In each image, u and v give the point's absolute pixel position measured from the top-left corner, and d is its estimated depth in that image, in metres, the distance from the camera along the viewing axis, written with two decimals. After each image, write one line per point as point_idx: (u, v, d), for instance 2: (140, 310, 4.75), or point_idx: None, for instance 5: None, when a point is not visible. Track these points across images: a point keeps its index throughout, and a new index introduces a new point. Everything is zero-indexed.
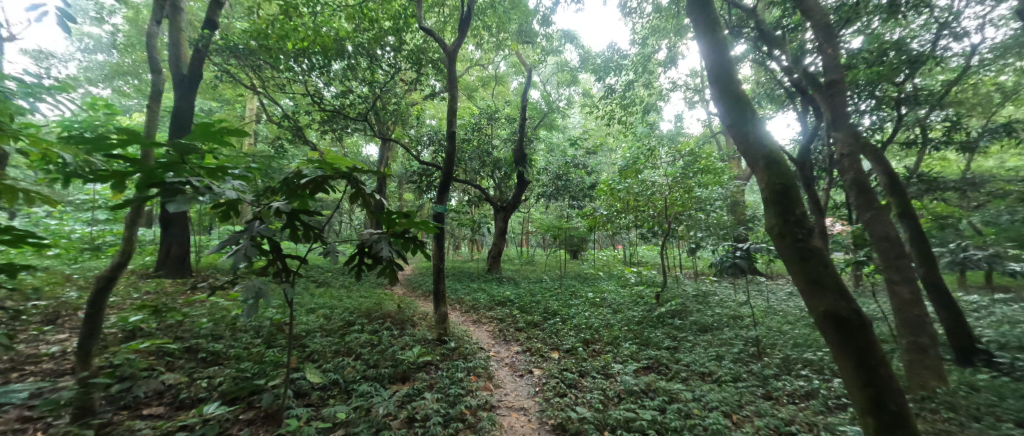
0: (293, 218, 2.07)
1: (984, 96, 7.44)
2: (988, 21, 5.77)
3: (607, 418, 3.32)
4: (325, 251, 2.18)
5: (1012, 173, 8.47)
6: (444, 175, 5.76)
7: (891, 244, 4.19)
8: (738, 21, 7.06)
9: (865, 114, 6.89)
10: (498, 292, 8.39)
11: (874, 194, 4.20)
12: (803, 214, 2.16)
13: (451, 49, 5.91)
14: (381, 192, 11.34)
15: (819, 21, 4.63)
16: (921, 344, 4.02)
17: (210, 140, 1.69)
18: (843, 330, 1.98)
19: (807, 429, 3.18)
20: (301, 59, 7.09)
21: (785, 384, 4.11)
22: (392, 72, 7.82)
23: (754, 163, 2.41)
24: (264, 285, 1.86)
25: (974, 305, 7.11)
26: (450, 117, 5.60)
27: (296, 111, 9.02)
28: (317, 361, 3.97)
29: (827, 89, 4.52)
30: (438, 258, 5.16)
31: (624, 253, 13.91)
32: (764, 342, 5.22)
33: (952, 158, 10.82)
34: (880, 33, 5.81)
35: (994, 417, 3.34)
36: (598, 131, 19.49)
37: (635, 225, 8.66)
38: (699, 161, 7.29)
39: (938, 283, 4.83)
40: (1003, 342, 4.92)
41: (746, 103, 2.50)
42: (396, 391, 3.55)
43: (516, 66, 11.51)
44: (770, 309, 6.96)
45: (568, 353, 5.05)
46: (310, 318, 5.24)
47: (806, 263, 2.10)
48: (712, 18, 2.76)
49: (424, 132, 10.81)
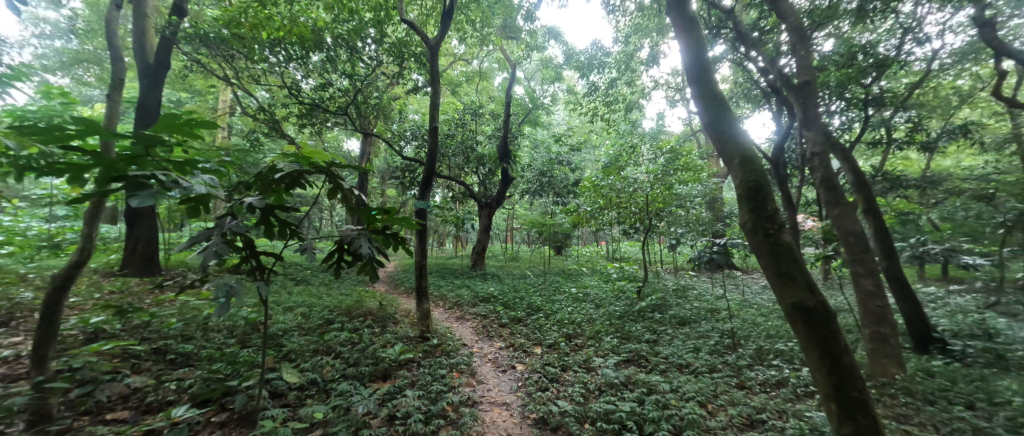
0: (268, 214, 2.01)
1: (942, 99, 7.86)
2: (948, 28, 6.08)
3: (588, 411, 3.38)
4: (302, 248, 2.11)
5: (966, 172, 9.00)
6: (427, 171, 5.69)
7: (856, 239, 4.42)
8: (717, 22, 7.24)
9: (835, 114, 7.19)
10: (482, 288, 8.38)
11: (842, 192, 4.42)
12: (774, 210, 2.24)
13: (434, 43, 5.80)
14: (362, 188, 11.14)
15: (793, 23, 4.75)
16: (882, 334, 4.23)
17: (178, 134, 1.61)
18: (809, 322, 2.06)
19: (777, 417, 3.32)
20: (276, 49, 6.91)
21: (757, 373, 4.27)
22: (374, 65, 7.64)
23: (730, 161, 2.47)
24: (236, 284, 1.78)
25: (930, 296, 7.57)
26: (434, 112, 5.51)
27: (272, 104, 8.74)
28: (294, 361, 3.88)
29: (800, 89, 4.66)
30: (420, 254, 5.11)
31: (608, 249, 14.12)
32: (739, 334, 5.40)
33: (914, 158, 11.39)
34: (850, 36, 6.02)
35: (947, 401, 3.57)
36: (582, 128, 19.61)
37: (617, 221, 8.78)
38: (680, 158, 7.44)
39: (900, 276, 5.07)
40: (956, 330, 5.26)
41: (722, 102, 2.55)
42: (377, 389, 3.52)
43: (500, 62, 11.44)
44: (745, 302, 7.20)
45: (550, 348, 5.10)
46: (288, 317, 5.12)
47: (777, 257, 2.17)
48: (691, 17, 2.79)
49: (407, 127, 10.61)
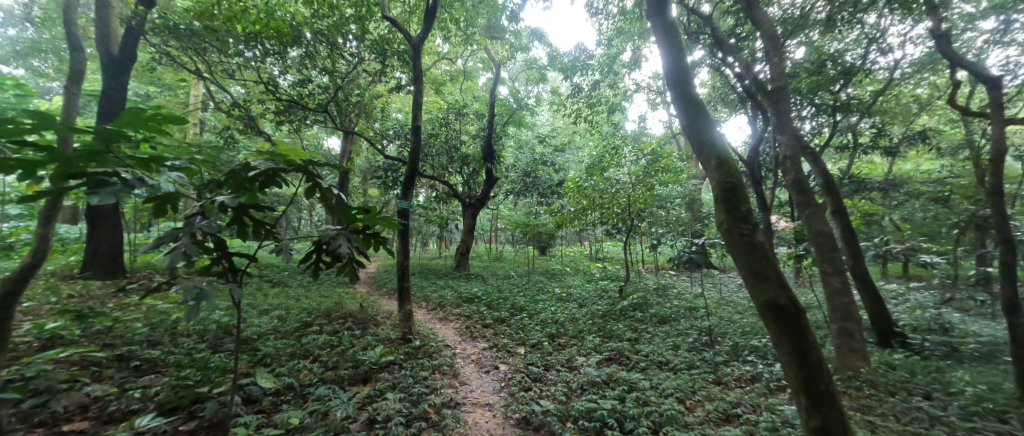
0: (242, 213, 1.94)
1: (903, 106, 8.30)
2: (908, 40, 6.42)
3: (570, 410, 3.40)
4: (278, 248, 2.05)
5: (925, 175, 9.53)
6: (409, 171, 5.61)
7: (825, 239, 4.62)
8: (696, 28, 7.42)
9: (807, 119, 7.46)
10: (466, 289, 8.33)
11: (812, 194, 4.61)
12: (749, 210, 2.31)
13: (417, 40, 5.73)
14: (343, 187, 10.91)
15: (767, 31, 4.92)
16: (849, 329, 4.42)
17: (147, 132, 1.55)
18: (781, 318, 2.13)
19: (751, 410, 3.43)
20: (252, 43, 6.69)
21: (732, 369, 4.41)
22: (355, 62, 7.47)
23: (706, 163, 2.54)
24: (206, 286, 1.69)
25: (892, 293, 7.98)
26: (417, 111, 5.43)
27: (248, 99, 8.45)
28: (269, 365, 3.76)
29: (773, 94, 4.82)
30: (402, 255, 5.04)
31: (591, 250, 14.28)
32: (717, 331, 5.55)
33: (878, 162, 11.98)
34: (820, 45, 6.29)
35: (907, 392, 3.77)
36: (566, 129, 19.76)
37: (600, 221, 8.89)
38: (661, 160, 7.61)
39: (865, 274, 5.30)
40: (915, 325, 5.55)
41: (700, 106, 2.61)
42: (357, 393, 3.45)
43: (484, 62, 11.40)
44: (722, 301, 7.41)
45: (533, 348, 5.11)
46: (263, 320, 4.96)
47: (751, 256, 2.24)
48: (670, 23, 2.84)
49: (390, 126, 10.43)
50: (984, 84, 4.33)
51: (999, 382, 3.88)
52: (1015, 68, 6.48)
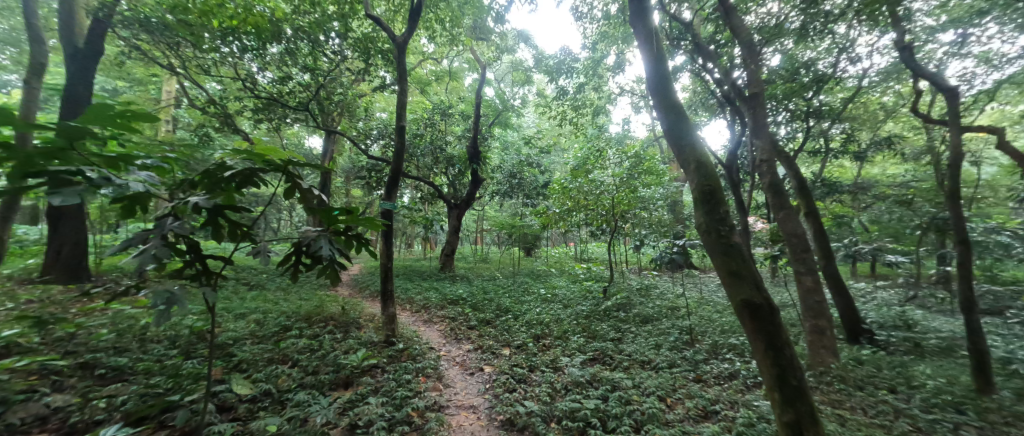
0: (217, 214, 1.87)
1: (871, 113, 8.69)
2: (876, 50, 6.73)
3: (554, 411, 3.42)
4: (255, 250, 1.99)
5: (892, 179, 10.00)
6: (393, 171, 5.54)
7: (798, 240, 4.79)
8: (677, 34, 7.60)
9: (782, 124, 7.72)
10: (450, 291, 8.28)
11: (786, 196, 4.78)
12: (726, 213, 2.38)
13: (402, 40, 5.66)
14: (325, 188, 10.69)
15: (744, 39, 5.08)
16: (820, 327, 4.59)
17: (115, 130, 1.48)
18: (757, 316, 2.20)
19: (729, 407, 3.52)
20: (229, 39, 6.49)
21: (712, 367, 4.52)
22: (338, 60, 7.32)
23: (686, 166, 2.60)
24: (177, 290, 1.62)
25: (861, 291, 8.34)
26: (401, 111, 5.36)
27: (224, 96, 8.18)
28: (246, 371, 3.64)
29: (750, 100, 4.97)
30: (385, 256, 4.97)
31: (576, 251, 14.39)
32: (697, 330, 5.67)
33: (848, 166, 12.50)
34: (794, 53, 6.53)
35: (874, 386, 3.95)
36: (552, 131, 19.88)
37: (585, 223, 8.97)
38: (643, 163, 7.76)
39: (836, 274, 5.50)
40: (882, 322, 5.81)
41: (681, 111, 2.67)
42: (338, 398, 3.38)
43: (470, 63, 11.36)
44: (703, 300, 7.58)
45: (518, 349, 5.11)
46: (239, 325, 4.80)
47: (728, 257, 2.30)
48: (652, 30, 2.90)
49: (373, 126, 10.27)
50: (942, 94, 4.58)
51: (957, 375, 4.10)
52: (971, 79, 6.89)
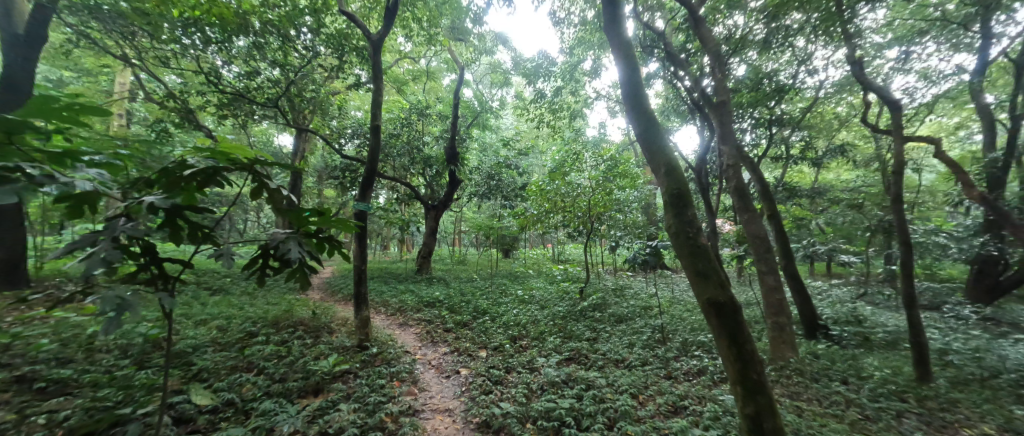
0: (176, 215, 1.77)
1: (827, 122, 9.28)
2: (831, 64, 7.19)
3: (530, 411, 3.44)
4: (217, 253, 1.90)
5: (845, 184, 10.68)
6: (367, 171, 5.42)
7: (761, 241, 5.04)
8: (650, 42, 7.84)
9: (747, 131, 8.09)
10: (427, 293, 8.17)
11: (750, 200, 5.02)
12: (694, 215, 2.47)
13: (378, 37, 5.55)
14: (295, 188, 10.32)
15: (713, 49, 5.30)
16: (781, 324, 4.84)
17: (61, 124, 1.39)
18: (721, 315, 2.29)
19: (697, 402, 3.66)
20: (190, 30, 6.17)
21: (682, 364, 4.67)
22: (310, 56, 7.08)
23: (657, 170, 2.68)
24: (130, 296, 1.51)
25: (818, 289, 8.86)
26: (376, 111, 5.25)
27: (185, 90, 7.75)
28: (206, 380, 3.46)
29: (718, 107, 5.18)
30: (359, 259, 4.85)
31: (553, 252, 14.54)
32: (668, 329, 5.86)
33: (807, 171, 13.26)
34: (759, 64, 6.87)
35: (828, 378, 4.21)
36: (530, 134, 20.01)
37: (562, 225, 9.08)
38: (619, 166, 7.96)
39: (797, 273, 5.80)
40: (837, 318, 6.20)
41: (653, 117, 2.75)
42: (307, 405, 3.27)
43: (447, 63, 11.26)
44: (674, 300, 7.83)
45: (495, 351, 5.10)
46: (200, 332, 4.56)
47: (696, 257, 2.39)
48: (625, 38, 2.97)
49: (347, 125, 9.99)
50: (889, 106, 4.93)
51: (901, 366, 4.43)
52: (913, 93, 7.47)
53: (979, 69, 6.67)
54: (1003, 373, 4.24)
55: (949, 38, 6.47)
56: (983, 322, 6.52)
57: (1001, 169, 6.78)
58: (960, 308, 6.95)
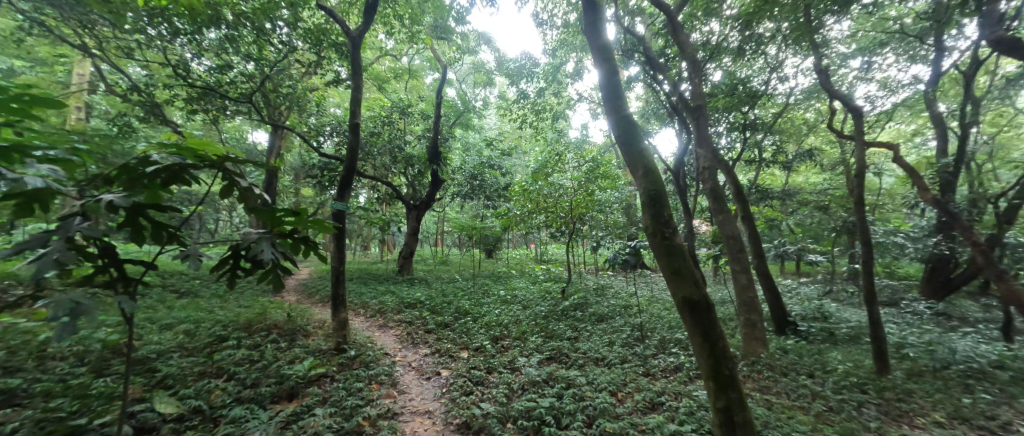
0: (138, 213, 1.68)
1: (797, 127, 9.68)
2: (800, 71, 7.51)
3: (510, 411, 3.44)
4: (183, 254, 1.81)
5: (814, 187, 11.17)
6: (346, 170, 5.30)
7: (734, 241, 5.21)
8: (631, 46, 8.00)
9: (722, 134, 8.35)
10: (408, 294, 8.06)
11: (724, 201, 5.19)
12: (669, 216, 2.53)
13: (358, 34, 5.44)
14: (270, 186, 9.98)
15: (690, 55, 5.45)
16: (753, 321, 5.01)
17: (10, 116, 1.31)
18: (695, 313, 2.36)
19: (674, 398, 3.74)
20: (157, 20, 5.87)
21: (660, 361, 4.78)
22: (286, 51, 6.84)
23: (635, 172, 2.72)
24: (87, 299, 1.42)
25: (788, 287, 9.22)
26: (355, 108, 5.13)
27: (150, 83, 7.37)
28: (171, 388, 3.30)
29: (695, 110, 5.32)
30: (336, 259, 4.72)
31: (536, 252, 14.59)
32: (647, 327, 5.97)
33: (779, 174, 13.80)
34: (733, 70, 7.13)
35: (796, 372, 4.38)
36: (513, 134, 20.03)
37: (545, 225, 9.12)
38: (600, 167, 8.07)
39: (768, 272, 6.02)
40: (805, 315, 6.47)
41: (632, 121, 2.79)
42: (281, 411, 3.17)
43: (430, 61, 11.14)
44: (653, 299, 7.99)
45: (476, 351, 5.08)
46: (165, 336, 4.34)
47: (671, 257, 2.45)
48: (605, 42, 3.01)
49: (326, 122, 9.74)
50: (852, 113, 5.19)
51: (863, 359, 4.67)
52: (874, 101, 7.88)
53: (933, 79, 7.12)
54: (954, 364, 4.53)
55: (907, 49, 6.93)
56: (936, 317, 6.94)
57: (952, 174, 7.25)
58: (916, 304, 7.39)
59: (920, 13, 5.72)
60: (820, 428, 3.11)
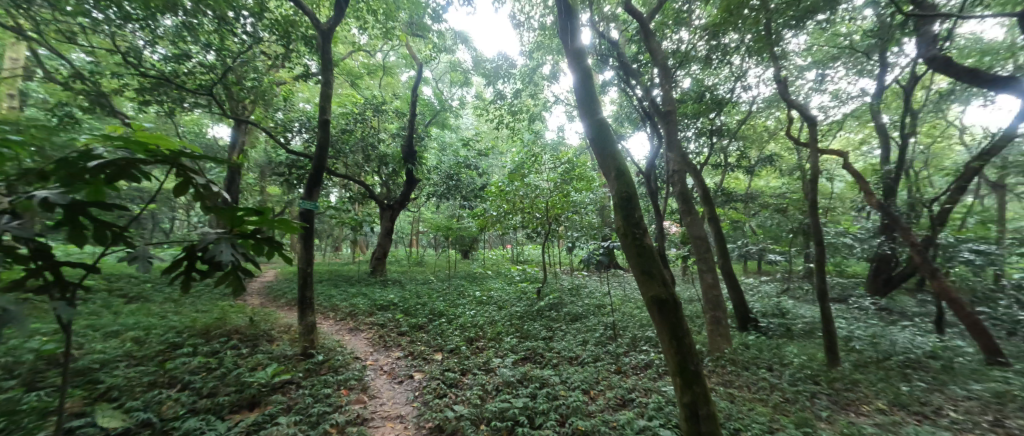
0: (79, 212, 1.53)
1: (759, 134, 10.21)
2: (762, 81, 7.94)
3: (484, 412, 3.42)
4: (130, 256, 1.68)
5: (774, 190, 11.82)
6: (314, 168, 5.09)
7: (701, 242, 5.42)
8: (605, 51, 8.16)
9: (691, 139, 8.67)
10: (381, 296, 7.86)
11: (692, 204, 5.39)
12: (640, 217, 2.59)
13: (328, 27, 5.24)
14: (232, 184, 9.48)
15: (661, 62, 5.62)
16: (717, 318, 5.23)
17: None
18: (664, 311, 2.43)
19: (643, 394, 3.85)
20: (104, 3, 5.44)
21: (631, 358, 4.90)
22: (251, 42, 6.51)
23: (608, 174, 2.77)
24: (13, 306, 1.28)
25: (751, 285, 9.69)
26: (325, 104, 4.95)
27: (97, 71, 6.82)
28: (117, 400, 3.06)
29: (665, 115, 5.49)
30: (303, 261, 4.52)
31: (512, 252, 14.62)
32: (619, 326, 6.10)
33: (743, 178, 14.50)
34: (701, 78, 7.42)
35: (756, 366, 4.61)
36: (490, 135, 19.98)
37: (521, 226, 9.16)
38: (575, 169, 8.20)
39: (733, 271, 6.30)
40: (765, 311, 6.83)
41: (605, 124, 2.85)
42: (240, 421, 3.01)
43: (405, 58, 10.94)
44: (625, 298, 8.19)
45: (451, 353, 5.02)
46: (110, 345, 4.02)
47: (642, 257, 2.50)
48: (579, 46, 3.05)
49: (294, 117, 9.35)
50: (808, 121, 5.52)
51: (815, 352, 4.98)
52: (828, 111, 8.43)
53: (878, 92, 7.70)
54: (894, 355, 4.91)
55: (855, 64, 7.40)
56: (880, 312, 7.51)
57: (894, 180, 7.86)
58: (862, 300, 7.97)
59: (867, 31, 6.17)
60: (777, 419, 3.28)
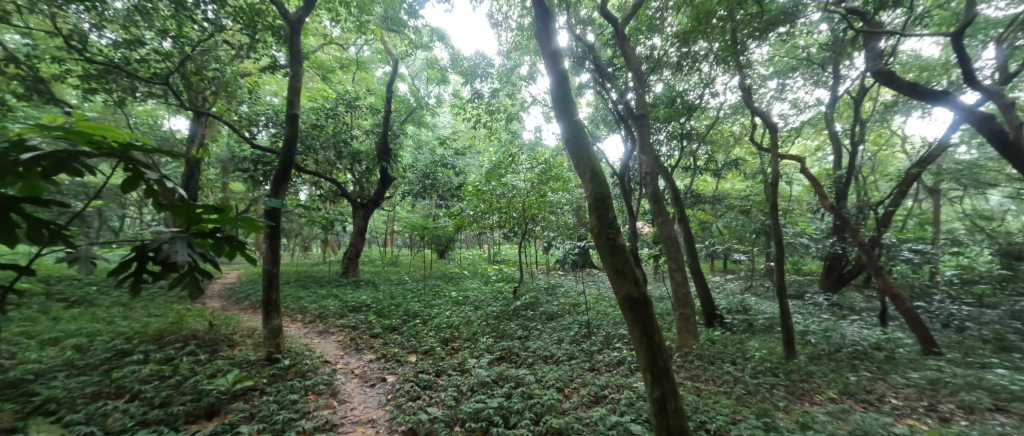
0: (8, 208, 1.38)
1: (726, 139, 10.65)
2: (728, 89, 8.30)
3: (458, 414, 3.39)
4: (71, 256, 1.56)
5: (739, 192, 12.39)
6: (282, 164, 4.87)
7: (671, 242, 5.60)
8: (581, 53, 8.28)
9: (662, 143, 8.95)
10: (352, 297, 7.64)
11: (663, 205, 5.55)
12: (614, 218, 2.64)
13: (297, 18, 5.02)
14: (190, 180, 8.93)
15: (635, 67, 5.76)
16: (686, 315, 5.42)
17: None
18: (635, 309, 2.48)
19: (616, 391, 3.93)
20: None
21: (604, 356, 5.00)
22: (212, 30, 6.14)
23: (583, 175, 2.81)
24: None
25: (717, 284, 10.11)
26: (293, 98, 4.75)
27: (35, 55, 6.24)
28: (55, 413, 2.82)
29: (638, 118, 5.63)
30: (269, 261, 4.32)
31: (489, 252, 14.57)
32: (593, 324, 6.21)
33: (711, 181, 15.09)
34: (672, 84, 7.67)
35: (722, 360, 4.81)
36: (467, 134, 19.82)
37: (498, 225, 9.14)
38: (552, 170, 8.27)
39: (700, 270, 6.54)
40: (730, 308, 7.13)
41: (581, 126, 2.88)
42: (197, 431, 2.85)
43: (380, 53, 10.67)
44: (599, 297, 8.35)
45: (425, 354, 4.94)
46: (48, 353, 3.70)
47: (615, 256, 2.55)
48: (555, 48, 3.08)
49: (260, 111, 8.93)
50: (769, 127, 5.82)
51: (775, 346, 5.25)
52: (788, 118, 8.92)
53: (832, 102, 8.23)
54: (845, 348, 5.25)
55: (811, 75, 7.88)
56: (832, 307, 8.02)
57: (846, 184, 8.42)
58: (817, 296, 8.49)
59: (823, 44, 6.57)
60: (739, 410, 3.43)
